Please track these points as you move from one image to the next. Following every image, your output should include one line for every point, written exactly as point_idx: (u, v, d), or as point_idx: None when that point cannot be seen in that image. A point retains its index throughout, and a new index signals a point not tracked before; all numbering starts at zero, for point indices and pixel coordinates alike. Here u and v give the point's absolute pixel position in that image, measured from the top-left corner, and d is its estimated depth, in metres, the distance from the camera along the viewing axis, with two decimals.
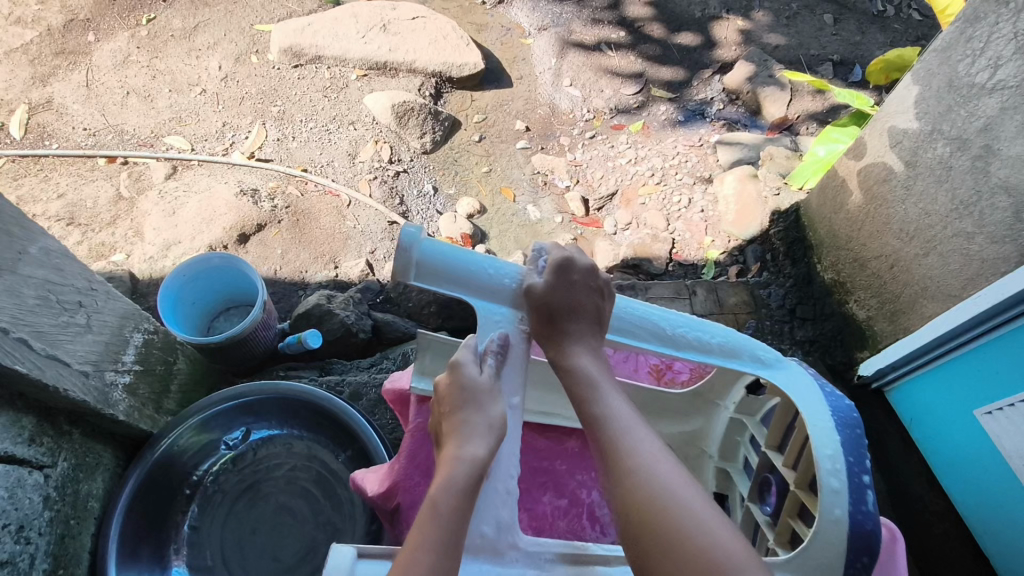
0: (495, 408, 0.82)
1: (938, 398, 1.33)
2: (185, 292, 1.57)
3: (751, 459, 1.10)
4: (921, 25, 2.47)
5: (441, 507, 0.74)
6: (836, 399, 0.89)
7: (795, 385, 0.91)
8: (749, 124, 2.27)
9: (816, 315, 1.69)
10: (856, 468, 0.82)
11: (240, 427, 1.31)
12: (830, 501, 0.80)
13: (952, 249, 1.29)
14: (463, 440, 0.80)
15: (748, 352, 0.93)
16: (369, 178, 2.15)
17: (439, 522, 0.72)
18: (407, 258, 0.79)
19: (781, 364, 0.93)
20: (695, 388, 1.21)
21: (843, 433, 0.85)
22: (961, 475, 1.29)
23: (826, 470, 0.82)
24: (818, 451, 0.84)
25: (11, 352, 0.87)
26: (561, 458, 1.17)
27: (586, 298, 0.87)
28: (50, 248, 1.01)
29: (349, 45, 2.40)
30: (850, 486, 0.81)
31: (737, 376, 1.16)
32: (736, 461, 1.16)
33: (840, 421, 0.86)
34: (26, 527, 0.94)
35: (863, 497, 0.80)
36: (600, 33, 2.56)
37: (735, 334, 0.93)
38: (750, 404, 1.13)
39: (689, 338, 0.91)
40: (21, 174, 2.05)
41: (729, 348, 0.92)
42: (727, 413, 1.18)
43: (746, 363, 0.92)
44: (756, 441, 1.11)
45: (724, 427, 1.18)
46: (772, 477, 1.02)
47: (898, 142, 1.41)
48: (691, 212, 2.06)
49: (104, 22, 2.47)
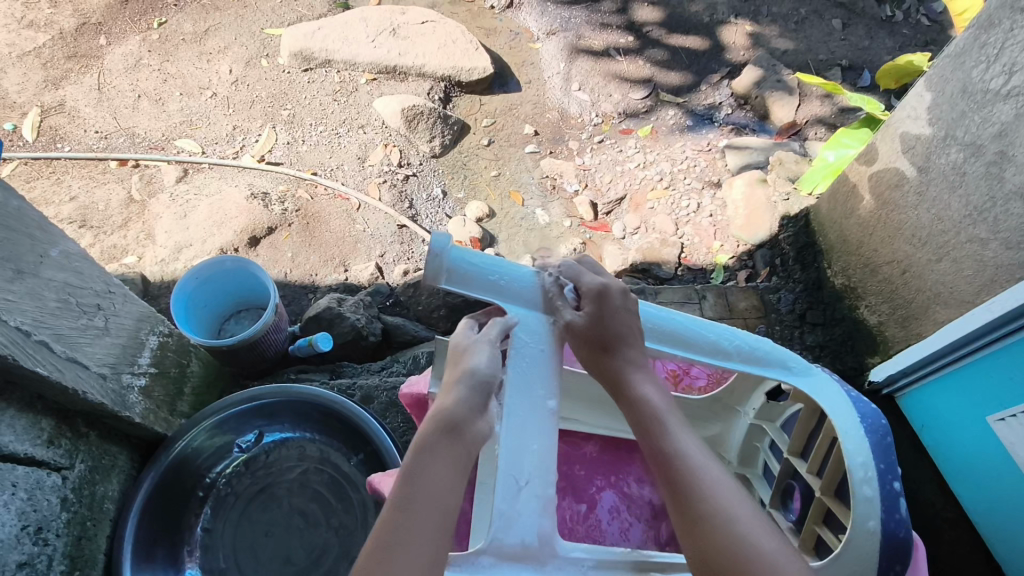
0: (480, 356, 0.86)
1: (951, 405, 1.33)
2: (197, 295, 1.58)
3: (773, 466, 1.10)
4: (931, 30, 2.47)
5: (424, 459, 0.76)
6: (865, 405, 0.90)
7: (824, 392, 0.91)
8: (758, 129, 2.28)
9: (826, 320, 1.68)
10: (888, 475, 0.84)
11: (252, 429, 1.31)
12: (863, 510, 0.81)
13: (966, 255, 1.29)
14: (450, 393, 0.83)
15: (777, 360, 0.93)
16: (378, 181, 2.16)
17: (424, 477, 0.74)
18: (437, 264, 0.88)
19: (807, 370, 0.93)
20: (713, 394, 1.18)
21: (873, 441, 0.86)
22: (974, 481, 1.29)
23: (858, 479, 0.83)
24: (849, 459, 0.85)
25: (33, 355, 0.88)
26: (579, 463, 1.18)
27: (631, 323, 0.89)
28: (70, 251, 1.02)
29: (359, 50, 2.42)
30: (882, 495, 0.82)
31: (758, 382, 1.14)
32: (755, 466, 1.16)
33: (870, 427, 0.88)
34: (44, 528, 0.95)
35: (896, 505, 0.82)
36: (609, 38, 2.58)
37: (765, 343, 0.93)
38: (770, 410, 1.12)
39: (712, 341, 0.92)
40: (33, 176, 2.06)
41: (755, 356, 0.92)
42: (745, 420, 1.16)
43: (771, 370, 0.92)
44: (776, 447, 1.11)
45: (744, 433, 1.16)
46: (796, 483, 1.03)
47: (910, 147, 1.42)
48: (699, 216, 2.06)
49: (116, 26, 2.49)
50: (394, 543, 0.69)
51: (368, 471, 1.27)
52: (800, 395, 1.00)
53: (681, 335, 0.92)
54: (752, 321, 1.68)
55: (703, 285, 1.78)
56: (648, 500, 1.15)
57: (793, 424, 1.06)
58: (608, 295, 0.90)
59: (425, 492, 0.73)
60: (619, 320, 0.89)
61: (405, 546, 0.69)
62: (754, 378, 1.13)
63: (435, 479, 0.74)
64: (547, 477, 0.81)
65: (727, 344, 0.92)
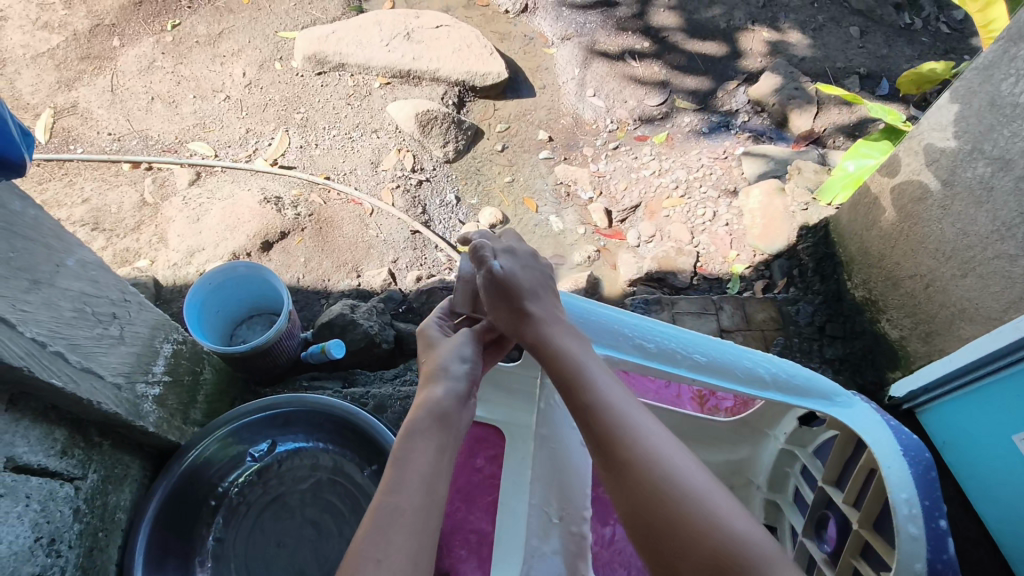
0: (464, 346, 0.99)
1: (974, 422, 1.29)
2: (210, 301, 1.56)
3: (806, 494, 1.09)
4: (951, 39, 2.44)
5: (411, 445, 0.82)
6: (906, 436, 0.87)
7: (863, 421, 0.91)
8: (775, 137, 2.25)
9: (845, 333, 1.66)
10: (933, 512, 0.81)
11: (265, 439, 1.29)
12: (910, 551, 0.79)
13: (993, 270, 1.26)
14: (434, 383, 0.93)
15: (811, 389, 0.94)
16: (391, 187, 2.14)
17: (412, 461, 0.81)
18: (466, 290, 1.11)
19: (849, 401, 0.93)
20: (742, 417, 1.20)
21: (916, 475, 0.84)
22: (993, 493, 1.26)
23: (903, 516, 0.81)
24: (894, 494, 0.82)
25: (48, 366, 0.86)
26: (603, 486, 1.19)
27: (536, 276, 1.04)
28: (86, 260, 1.01)
29: (372, 53, 2.41)
30: (928, 534, 0.80)
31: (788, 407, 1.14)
32: (786, 491, 1.16)
33: (913, 460, 0.85)
34: (57, 540, 0.93)
35: (943, 545, 0.79)
36: (624, 43, 2.56)
37: (797, 370, 0.96)
38: (801, 435, 1.12)
39: (744, 367, 0.96)
40: (45, 178, 2.05)
41: (790, 384, 0.95)
42: (776, 444, 1.17)
43: (809, 400, 0.94)
44: (808, 473, 1.11)
45: (774, 457, 1.17)
46: (831, 512, 1.02)
47: (935, 160, 1.39)
48: (715, 225, 2.04)
49: (130, 28, 2.49)
50: (386, 524, 0.73)
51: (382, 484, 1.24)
52: (836, 422, 0.99)
53: (721, 363, 0.97)
54: (770, 334, 1.66)
55: (720, 296, 1.76)
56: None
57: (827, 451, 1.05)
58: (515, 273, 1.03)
59: (414, 477, 0.79)
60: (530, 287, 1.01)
61: (398, 526, 0.73)
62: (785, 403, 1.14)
63: (422, 464, 0.81)
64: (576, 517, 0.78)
65: (763, 372, 0.96)
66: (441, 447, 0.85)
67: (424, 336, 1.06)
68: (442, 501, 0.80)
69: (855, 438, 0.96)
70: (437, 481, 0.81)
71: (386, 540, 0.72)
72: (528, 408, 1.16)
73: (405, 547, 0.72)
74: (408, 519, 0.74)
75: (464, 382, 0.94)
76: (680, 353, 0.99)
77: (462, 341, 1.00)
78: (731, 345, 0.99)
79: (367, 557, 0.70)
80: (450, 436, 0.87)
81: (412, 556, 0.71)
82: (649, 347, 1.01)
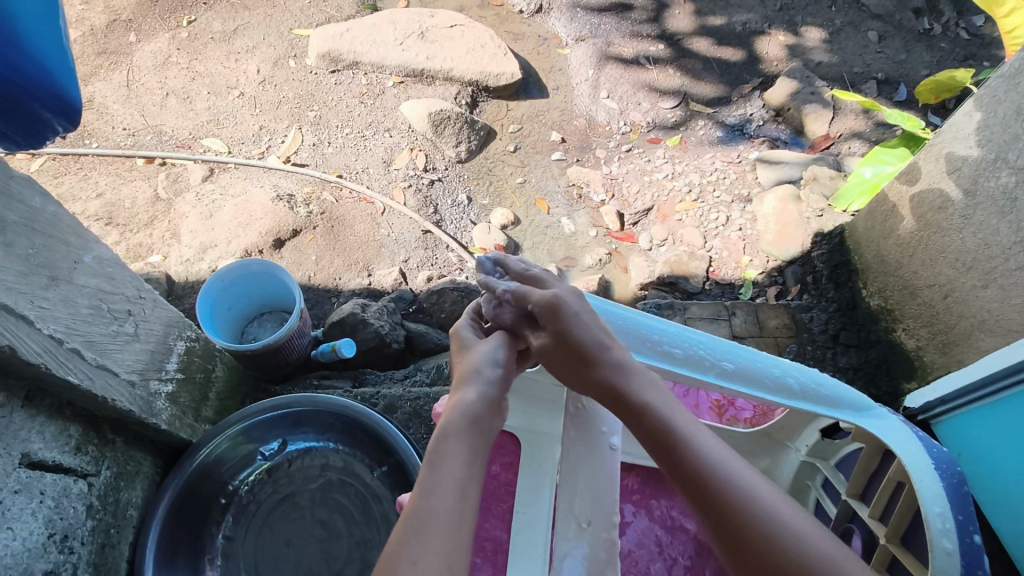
0: (499, 348, 0.99)
1: (996, 432, 1.19)
2: (222, 298, 1.56)
3: (828, 507, 1.09)
4: (970, 44, 2.41)
5: (446, 447, 0.82)
6: (937, 448, 0.86)
7: (892, 432, 0.90)
8: (790, 142, 2.24)
9: (860, 342, 1.65)
10: (968, 526, 0.79)
11: (276, 438, 1.29)
12: (944, 568, 0.78)
13: (1014, 282, 1.23)
14: (468, 384, 0.93)
15: (841, 401, 0.94)
16: (403, 186, 2.14)
17: (446, 463, 0.80)
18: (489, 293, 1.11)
19: (879, 415, 0.93)
20: (763, 428, 1.18)
21: (949, 489, 0.82)
22: (1008, 510, 1.15)
23: (937, 531, 0.80)
24: (927, 508, 0.81)
25: (64, 363, 0.87)
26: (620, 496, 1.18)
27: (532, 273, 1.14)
28: (104, 257, 1.02)
29: (387, 52, 2.40)
30: (962, 549, 0.78)
31: (811, 419, 1.13)
32: (807, 505, 1.15)
33: (945, 474, 0.84)
34: (70, 537, 0.94)
35: (978, 562, 0.78)
36: (639, 46, 2.55)
37: (826, 382, 0.95)
38: (823, 448, 1.11)
39: (774, 378, 0.96)
40: (61, 172, 2.07)
41: (818, 396, 0.94)
42: (797, 456, 1.15)
43: (839, 411, 0.93)
44: (830, 486, 1.10)
45: (794, 470, 1.16)
46: (855, 526, 1.01)
47: (956, 168, 1.37)
48: (729, 229, 2.04)
49: (146, 23, 2.50)
50: (422, 525, 0.73)
51: (392, 485, 1.24)
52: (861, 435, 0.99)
53: (750, 371, 0.96)
54: (783, 341, 1.65)
55: (733, 301, 1.75)
56: (692, 534, 1.14)
57: (851, 463, 1.05)
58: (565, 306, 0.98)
59: (448, 477, 0.79)
60: (581, 327, 0.95)
61: (431, 528, 0.73)
62: (807, 415, 1.13)
63: (456, 465, 0.80)
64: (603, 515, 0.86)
65: (792, 382, 0.95)
66: (473, 453, 0.83)
67: (457, 338, 1.05)
68: (475, 505, 0.79)
69: (882, 450, 0.95)
70: (471, 485, 0.80)
71: (421, 541, 0.72)
72: (550, 416, 1.17)
73: (439, 548, 0.72)
74: (441, 520, 0.74)
75: (497, 386, 0.93)
76: (708, 360, 0.97)
77: (495, 344, 1.00)
78: (758, 353, 0.98)
79: (402, 558, 0.70)
80: (484, 442, 0.86)
81: (447, 556, 0.71)
82: (675, 353, 0.99)
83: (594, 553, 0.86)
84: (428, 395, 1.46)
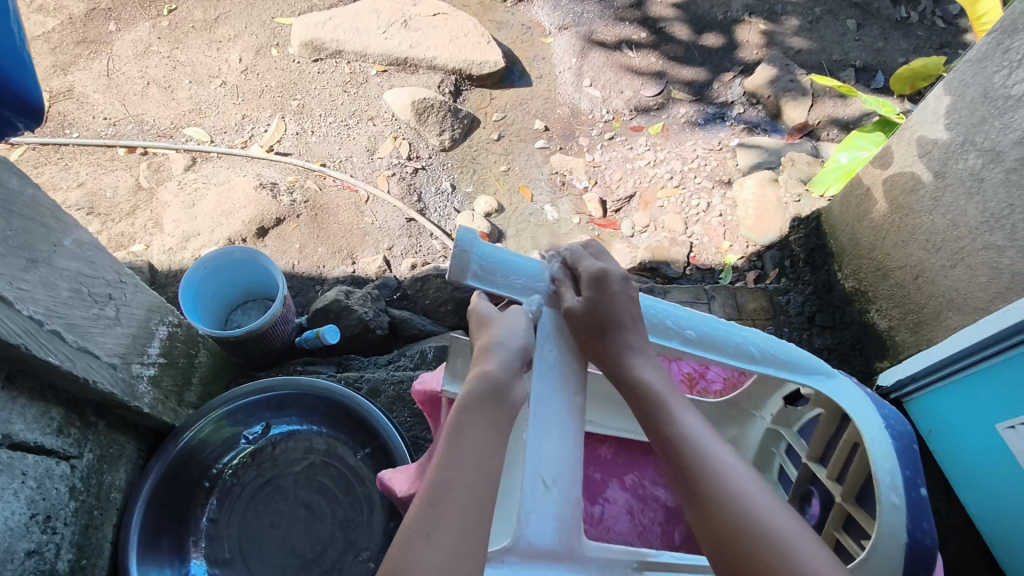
0: (518, 321, 0.96)
1: (961, 408, 1.24)
2: (205, 285, 1.56)
3: (790, 472, 1.12)
4: (946, 33, 2.45)
5: (466, 421, 0.83)
6: (887, 408, 0.92)
7: (848, 397, 0.94)
8: (770, 129, 2.27)
9: (835, 323, 1.67)
10: (914, 481, 0.84)
11: (259, 421, 1.31)
12: (891, 523, 0.81)
13: (981, 261, 1.26)
14: (486, 359, 0.91)
15: (802, 366, 0.97)
16: (387, 174, 2.15)
17: (464, 438, 0.81)
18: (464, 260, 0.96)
19: (833, 377, 0.97)
20: (731, 398, 1.22)
21: (898, 449, 0.87)
22: (979, 484, 1.20)
23: (885, 486, 0.83)
24: (877, 465, 0.85)
25: (45, 344, 0.88)
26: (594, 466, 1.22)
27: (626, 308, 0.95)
28: (83, 240, 1.02)
29: (370, 40, 2.41)
30: (909, 503, 0.82)
31: (777, 386, 1.17)
32: (771, 470, 1.18)
33: (895, 434, 0.88)
34: (53, 517, 0.95)
35: (923, 515, 0.82)
36: (622, 33, 2.56)
37: (788, 346, 0.98)
38: (787, 415, 1.15)
39: (741, 346, 0.97)
40: (41, 161, 2.05)
41: (783, 361, 0.97)
42: (763, 424, 1.19)
43: (800, 375, 0.96)
44: (795, 453, 1.14)
45: (760, 438, 1.19)
46: (816, 488, 1.05)
47: (926, 152, 1.40)
48: (709, 216, 2.08)
49: (125, 12, 2.48)
50: (436, 499, 0.75)
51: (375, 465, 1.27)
52: (821, 402, 1.02)
53: (712, 339, 0.97)
54: (761, 323, 1.69)
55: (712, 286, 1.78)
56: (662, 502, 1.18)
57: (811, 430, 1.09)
58: (607, 276, 0.97)
59: (466, 452, 0.79)
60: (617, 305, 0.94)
61: (446, 502, 0.75)
62: (772, 384, 1.17)
63: (476, 442, 0.80)
64: (572, 478, 0.83)
65: (754, 348, 0.97)
66: (494, 430, 0.83)
67: (475, 314, 1.02)
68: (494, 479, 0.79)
69: (840, 415, 0.98)
70: (489, 460, 0.80)
71: (434, 516, 0.73)
72: None
73: (453, 521, 0.73)
74: (455, 495, 0.75)
75: (521, 358, 0.92)
76: (673, 328, 0.99)
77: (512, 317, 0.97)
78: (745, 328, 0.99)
79: (417, 533, 0.72)
80: (503, 416, 0.86)
81: (461, 530, 0.73)
82: None
83: (564, 511, 0.84)
84: (411, 379, 1.47)
